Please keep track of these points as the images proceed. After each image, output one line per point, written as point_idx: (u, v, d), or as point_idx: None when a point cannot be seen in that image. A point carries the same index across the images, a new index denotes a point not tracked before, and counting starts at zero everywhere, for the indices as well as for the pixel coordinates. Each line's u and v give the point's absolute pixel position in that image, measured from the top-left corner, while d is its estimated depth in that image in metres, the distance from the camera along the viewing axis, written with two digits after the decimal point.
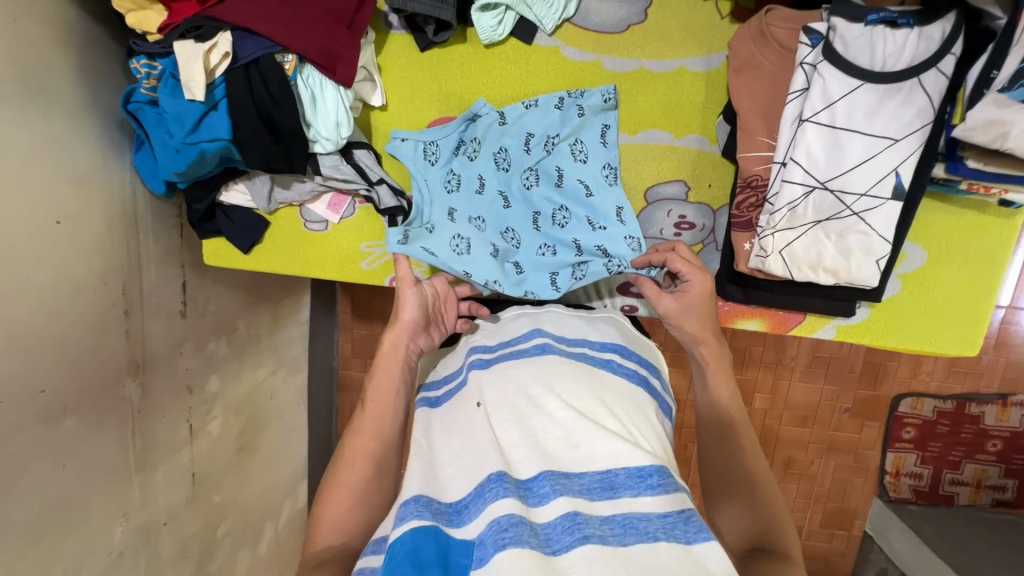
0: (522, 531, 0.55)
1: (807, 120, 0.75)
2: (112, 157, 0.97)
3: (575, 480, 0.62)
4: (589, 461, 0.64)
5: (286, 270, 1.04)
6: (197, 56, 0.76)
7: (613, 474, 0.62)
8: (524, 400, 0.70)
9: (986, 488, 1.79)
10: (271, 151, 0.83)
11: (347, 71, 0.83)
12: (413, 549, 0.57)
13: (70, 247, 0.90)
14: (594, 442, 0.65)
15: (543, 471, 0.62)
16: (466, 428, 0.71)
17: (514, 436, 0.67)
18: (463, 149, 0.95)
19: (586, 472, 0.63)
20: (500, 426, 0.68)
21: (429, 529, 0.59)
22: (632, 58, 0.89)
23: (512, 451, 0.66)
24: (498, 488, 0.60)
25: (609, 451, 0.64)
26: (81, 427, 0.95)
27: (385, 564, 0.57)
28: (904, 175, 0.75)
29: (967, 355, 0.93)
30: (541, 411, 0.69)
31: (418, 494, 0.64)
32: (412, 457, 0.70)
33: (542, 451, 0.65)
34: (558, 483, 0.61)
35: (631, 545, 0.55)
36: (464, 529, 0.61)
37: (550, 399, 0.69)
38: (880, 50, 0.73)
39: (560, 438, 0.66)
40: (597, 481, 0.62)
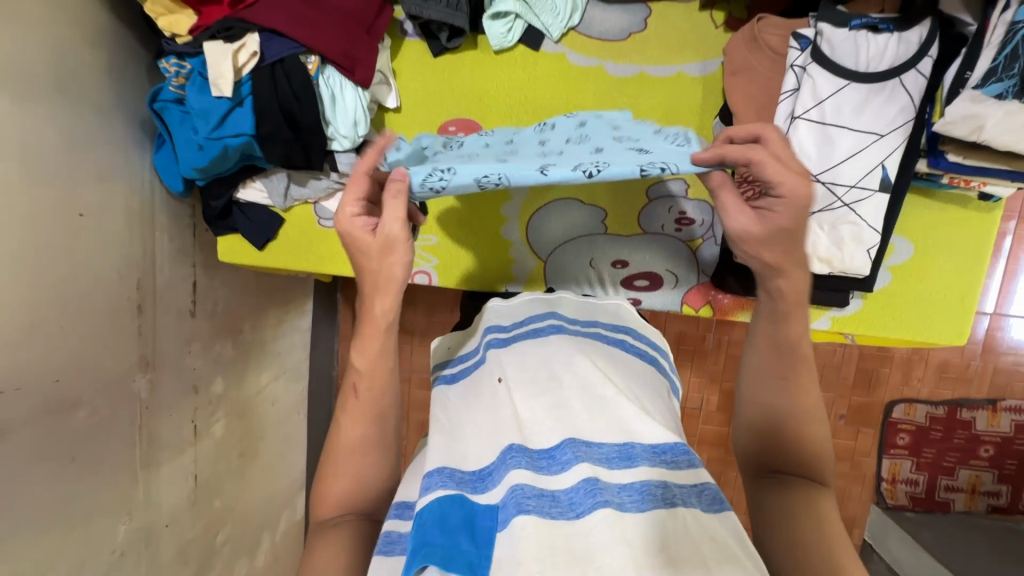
0: (541, 502, 0.59)
1: (799, 117, 0.81)
2: (135, 155, 1.00)
3: (595, 449, 0.64)
4: (606, 434, 0.66)
5: (299, 267, 1.06)
6: (226, 55, 0.81)
7: (630, 446, 0.64)
8: (545, 375, 0.73)
9: (981, 494, 1.81)
10: (291, 147, 0.88)
11: (366, 73, 0.89)
12: (440, 515, 0.60)
13: (91, 240, 0.92)
14: (611, 415, 0.68)
15: (565, 440, 0.65)
16: (486, 402, 0.74)
17: (536, 410, 0.69)
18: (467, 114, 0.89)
19: (605, 442, 0.65)
20: (521, 401, 0.71)
21: (453, 498, 0.62)
22: (633, 63, 0.95)
23: (530, 423, 0.68)
24: (517, 457, 0.64)
25: (625, 426, 0.67)
26: (92, 420, 0.96)
27: (413, 529, 0.59)
28: (889, 169, 0.80)
29: (956, 345, 0.96)
30: (559, 385, 0.72)
31: (442, 466, 0.66)
32: (433, 435, 0.72)
33: (561, 422, 0.67)
34: (581, 451, 0.64)
35: (648, 511, 0.57)
36: (488, 494, 0.63)
37: (569, 373, 0.73)
38: (864, 52, 0.79)
39: (579, 410, 0.69)
40: (615, 451, 0.64)
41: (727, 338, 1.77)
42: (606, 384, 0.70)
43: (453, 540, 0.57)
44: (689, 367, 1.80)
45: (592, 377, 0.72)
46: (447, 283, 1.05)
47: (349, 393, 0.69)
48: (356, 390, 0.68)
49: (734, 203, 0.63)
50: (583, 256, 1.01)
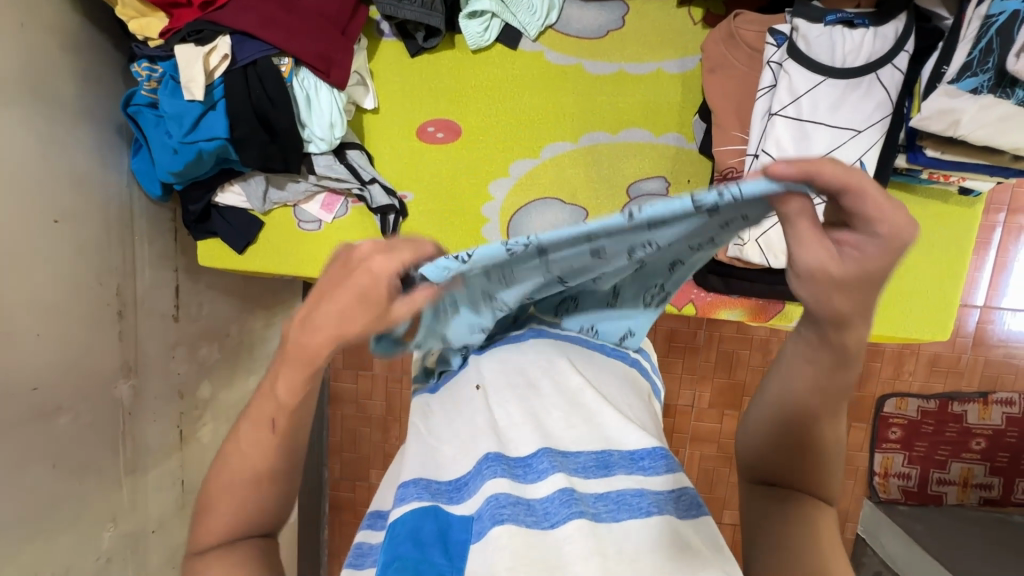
0: (518, 509, 0.58)
1: (776, 114, 0.79)
2: (111, 160, 1.00)
3: (570, 459, 0.65)
4: (583, 442, 0.67)
5: (280, 270, 1.05)
6: (198, 58, 0.80)
7: (607, 453, 0.65)
8: (524, 382, 0.73)
9: (973, 486, 1.80)
10: (267, 149, 0.86)
11: (341, 74, 0.88)
12: (413, 528, 0.60)
13: (70, 246, 0.92)
14: (592, 423, 0.68)
15: (541, 448, 0.65)
16: (463, 406, 0.75)
17: (515, 417, 0.70)
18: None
19: (583, 451, 0.66)
20: (498, 408, 0.72)
21: (426, 510, 0.63)
22: (611, 61, 0.95)
23: (509, 430, 0.69)
24: (495, 468, 0.63)
25: (603, 435, 0.67)
26: (74, 426, 0.96)
27: (386, 541, 0.60)
28: (867, 165, 0.79)
29: (940, 340, 0.97)
30: (537, 393, 0.73)
31: (417, 477, 0.67)
32: (407, 444, 0.73)
33: (540, 430, 0.68)
34: (557, 460, 0.63)
35: (623, 521, 0.58)
36: (462, 506, 0.64)
37: (549, 379, 0.73)
38: (840, 48, 0.78)
39: (558, 418, 0.69)
40: (593, 459, 0.65)
41: (718, 335, 1.76)
42: (587, 390, 0.71)
43: (423, 554, 0.58)
44: (680, 364, 1.79)
45: (570, 383, 0.73)
46: None
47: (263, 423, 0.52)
48: (274, 427, 0.51)
49: (815, 237, 0.41)
50: None
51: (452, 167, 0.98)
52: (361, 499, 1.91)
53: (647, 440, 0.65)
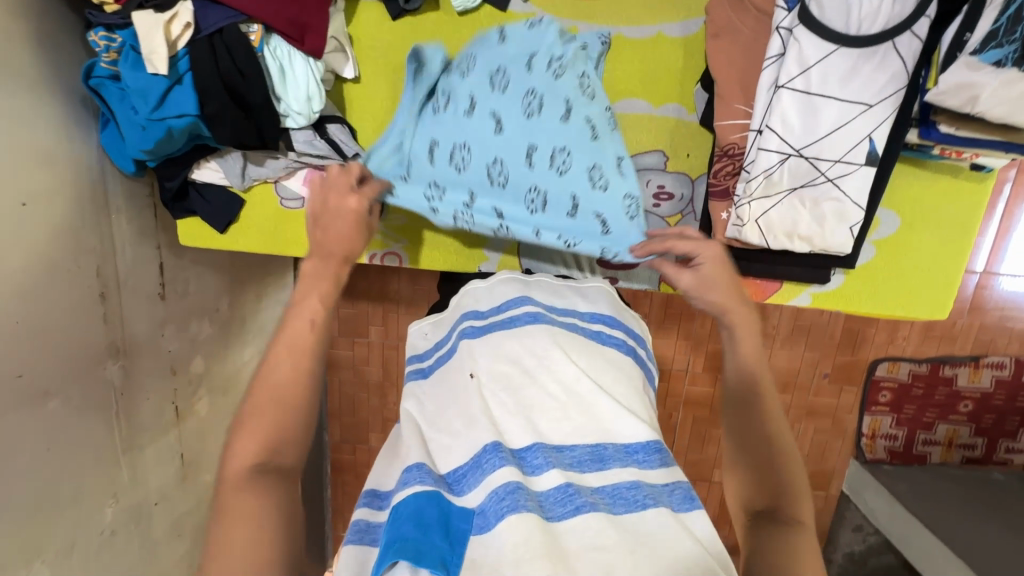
0: (519, 497, 0.62)
1: (783, 86, 0.74)
2: (78, 135, 0.94)
3: (565, 454, 0.69)
4: (579, 435, 0.71)
5: (267, 249, 1.02)
6: (158, 26, 0.73)
7: (602, 448, 0.70)
8: (520, 372, 0.76)
9: (956, 446, 1.87)
10: (241, 126, 0.81)
11: (317, 42, 0.81)
12: (416, 509, 0.63)
13: (42, 230, 0.88)
14: (588, 414, 0.73)
15: (535, 443, 0.70)
16: (459, 394, 0.77)
17: (509, 408, 0.73)
18: (461, 70, 0.85)
19: (578, 444, 0.70)
20: (493, 397, 0.75)
21: (429, 493, 0.65)
22: (610, 25, 0.87)
23: (505, 422, 0.72)
24: (496, 459, 0.67)
25: (597, 426, 0.72)
26: (66, 409, 0.96)
27: (390, 521, 0.63)
28: (877, 142, 0.76)
29: (938, 319, 0.95)
30: (533, 382, 0.76)
31: (421, 462, 0.70)
32: (406, 431, 0.76)
33: (534, 425, 0.72)
34: (553, 456, 0.68)
35: (621, 514, 0.62)
36: (462, 498, 0.67)
37: (544, 371, 0.76)
38: (856, 13, 0.71)
39: (553, 410, 0.73)
40: (587, 453, 0.69)
41: None
42: (583, 380, 0.75)
43: (426, 534, 0.60)
44: (675, 331, 1.79)
45: (563, 372, 0.76)
46: (417, 263, 1.02)
47: (304, 324, 0.68)
48: (315, 322, 0.68)
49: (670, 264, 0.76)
50: None
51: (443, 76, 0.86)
52: (362, 461, 1.96)
53: (642, 436, 0.71)
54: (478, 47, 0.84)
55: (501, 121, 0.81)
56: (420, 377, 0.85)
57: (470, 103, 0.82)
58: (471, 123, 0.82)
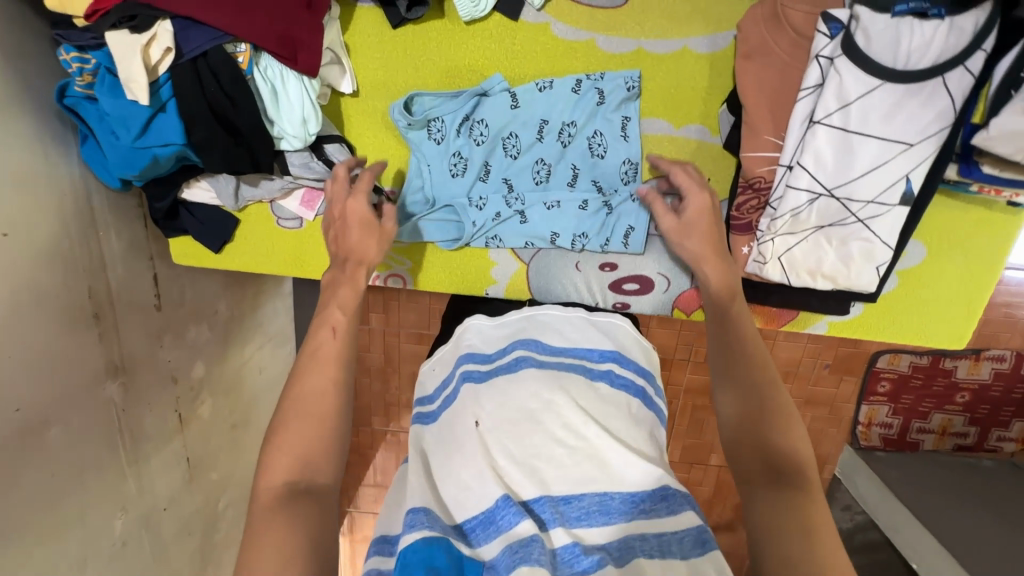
0: (534, 549, 0.61)
1: (818, 122, 0.69)
2: (58, 154, 0.88)
3: (570, 506, 0.69)
4: (585, 483, 0.70)
5: (265, 269, 0.98)
6: (134, 52, 0.66)
7: (609, 498, 0.69)
8: (524, 416, 0.74)
9: (950, 434, 1.89)
10: (231, 153, 0.75)
11: (311, 60, 0.74)
12: (426, 556, 0.61)
13: (28, 260, 0.84)
14: (595, 463, 0.71)
15: (541, 496, 0.69)
16: (461, 444, 0.74)
17: (514, 456, 0.71)
18: (473, 136, 0.86)
19: (585, 493, 0.69)
20: (498, 445, 0.73)
21: (438, 540, 0.64)
22: (630, 38, 0.80)
23: (509, 473, 0.71)
24: (509, 514, 0.66)
25: (604, 473, 0.71)
26: (66, 434, 0.94)
27: (399, 567, 0.61)
28: (913, 182, 0.71)
29: (954, 348, 0.93)
30: (540, 427, 0.73)
31: (425, 505, 0.69)
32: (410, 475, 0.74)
33: (540, 475, 0.70)
34: (559, 510, 0.68)
35: (630, 565, 0.62)
36: (476, 548, 0.67)
37: (551, 415, 0.74)
38: (905, 44, 0.65)
39: (559, 457, 0.71)
40: (595, 504, 0.69)
41: None
42: (590, 426, 0.73)
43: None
44: (679, 322, 1.77)
45: (566, 415, 0.74)
46: (422, 285, 0.96)
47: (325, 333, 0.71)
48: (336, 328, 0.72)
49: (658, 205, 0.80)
50: (568, 260, 0.93)
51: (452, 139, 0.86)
52: (364, 443, 1.98)
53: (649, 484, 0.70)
54: (489, 114, 0.85)
55: (514, 186, 0.88)
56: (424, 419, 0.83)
57: (484, 170, 0.88)
58: (485, 188, 0.88)
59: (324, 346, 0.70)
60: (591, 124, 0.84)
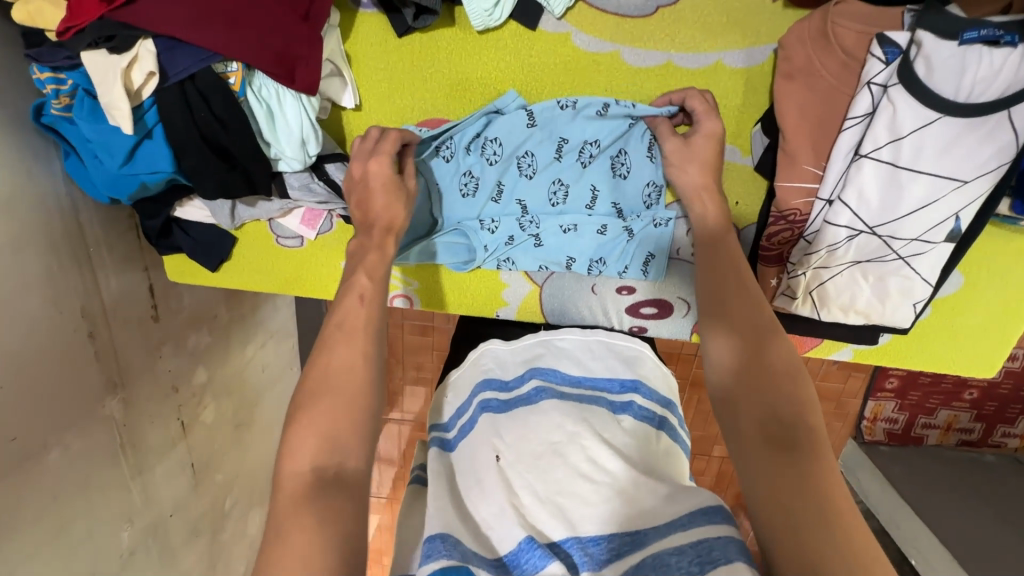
0: None
1: (865, 156, 0.64)
2: (41, 170, 0.82)
3: (601, 547, 0.61)
4: (616, 521, 0.62)
5: (264, 287, 0.93)
6: (114, 76, 0.59)
7: (643, 535, 0.60)
8: (548, 450, 0.68)
9: (954, 430, 1.89)
10: (226, 179, 0.69)
11: (309, 77, 0.67)
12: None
13: (15, 285, 0.79)
14: (625, 497, 0.63)
15: (569, 538, 0.62)
16: (480, 479, 0.68)
17: (536, 492, 0.65)
18: (487, 155, 0.80)
19: (615, 533, 0.62)
20: (520, 480, 0.66)
21: (458, 570, 0.56)
22: (659, 50, 0.73)
23: (533, 512, 0.64)
24: (535, 557, 0.59)
25: (635, 511, 0.62)
26: (66, 456, 0.92)
27: None
28: (962, 221, 0.66)
29: (983, 376, 0.90)
30: (563, 462, 0.67)
31: (444, 532, 0.61)
32: (432, 498, 0.67)
33: (565, 513, 0.64)
34: (588, 552, 0.60)
35: None
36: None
37: (575, 449, 0.67)
38: (970, 75, 0.58)
39: (586, 493, 0.64)
40: (626, 542, 0.60)
41: None
42: (616, 459, 0.66)
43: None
44: None
45: (594, 449, 0.67)
46: (430, 306, 0.93)
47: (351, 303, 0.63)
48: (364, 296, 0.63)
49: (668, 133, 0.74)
50: (583, 283, 0.88)
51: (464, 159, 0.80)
52: None
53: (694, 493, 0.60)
54: (503, 131, 0.78)
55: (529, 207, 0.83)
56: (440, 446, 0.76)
57: (498, 189, 0.82)
58: (499, 208, 0.83)
59: (350, 314, 0.62)
60: (616, 143, 0.78)
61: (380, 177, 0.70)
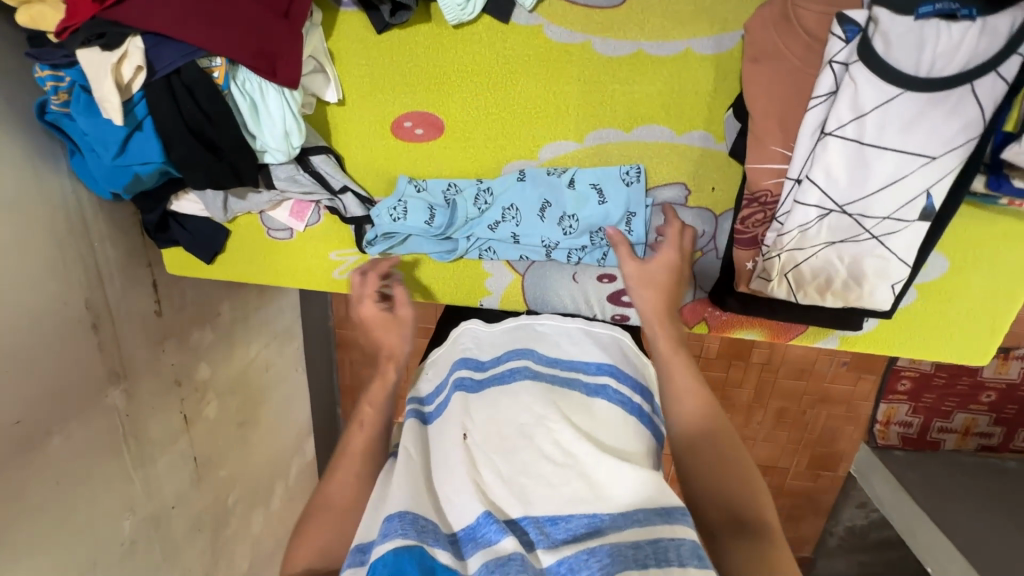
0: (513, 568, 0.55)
1: (830, 134, 0.64)
2: (48, 169, 0.87)
3: (558, 527, 0.62)
4: (575, 502, 0.64)
5: (256, 279, 0.97)
6: (105, 70, 0.63)
7: (599, 519, 0.62)
8: (515, 432, 0.70)
9: (973, 435, 1.76)
10: (213, 168, 0.72)
11: (290, 71, 0.70)
12: (396, 570, 0.55)
13: (20, 275, 0.84)
14: (586, 480, 0.66)
15: (525, 516, 0.63)
16: (446, 456, 0.70)
17: (499, 472, 0.67)
18: (478, 205, 0.85)
19: (574, 513, 0.63)
20: (485, 462, 0.68)
21: (411, 550, 0.57)
22: (629, 39, 0.74)
23: (494, 490, 0.66)
24: (490, 531, 0.60)
25: (595, 493, 0.65)
26: (69, 443, 0.96)
27: None
28: (935, 198, 0.65)
29: (976, 364, 0.88)
30: (529, 443, 0.69)
31: (404, 510, 0.61)
32: (405, 463, 0.69)
33: (526, 493, 0.65)
34: (545, 531, 0.62)
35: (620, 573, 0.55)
36: (461, 562, 0.60)
37: (543, 432, 0.69)
38: (930, 49, 0.59)
39: (550, 474, 0.66)
40: (584, 525, 0.62)
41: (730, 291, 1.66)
42: (582, 444, 0.68)
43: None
44: None
45: (561, 431, 0.69)
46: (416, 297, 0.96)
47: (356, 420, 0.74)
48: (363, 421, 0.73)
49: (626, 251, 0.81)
50: (564, 272, 0.90)
51: (437, 170, 0.86)
52: None
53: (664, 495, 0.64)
54: (494, 182, 0.86)
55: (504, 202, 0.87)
56: (417, 418, 0.78)
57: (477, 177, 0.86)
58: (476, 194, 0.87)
59: (351, 442, 0.72)
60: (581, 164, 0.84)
61: (375, 319, 0.81)
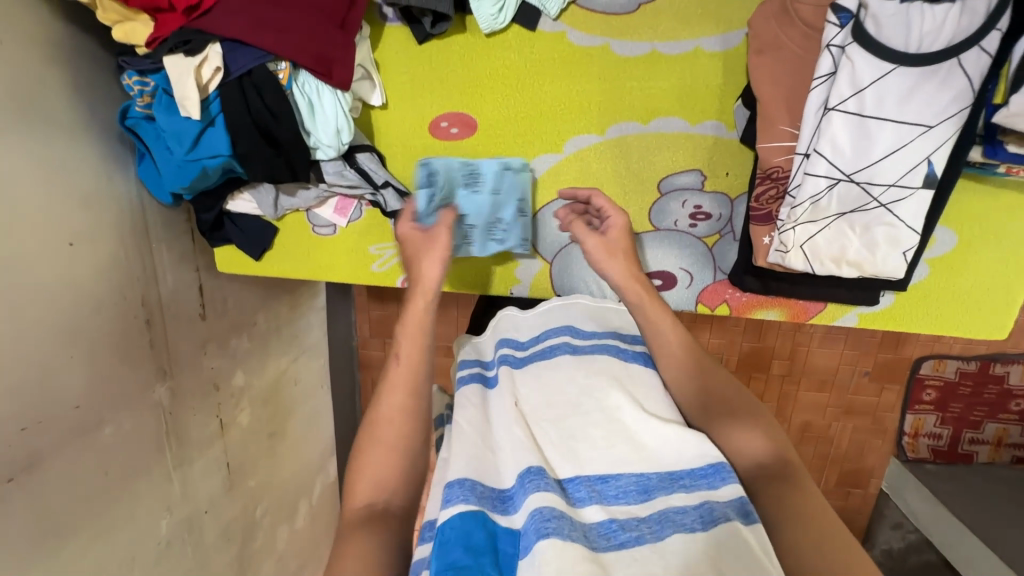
0: (563, 523, 0.56)
1: (832, 109, 0.70)
2: (119, 174, 0.96)
3: (607, 486, 0.65)
4: (623, 465, 0.66)
5: (298, 275, 1.04)
6: (188, 72, 0.73)
7: (647, 477, 0.65)
8: (563, 402, 0.73)
9: (1007, 446, 1.68)
10: (273, 163, 0.81)
11: (344, 74, 0.80)
12: (463, 533, 0.57)
13: (89, 268, 0.91)
14: (630, 442, 0.68)
15: (577, 476, 0.65)
16: (497, 422, 0.72)
17: (551, 436, 0.70)
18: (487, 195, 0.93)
19: (621, 473, 0.66)
20: (537, 428, 0.71)
21: (477, 515, 0.59)
22: (644, 40, 0.83)
23: (546, 450, 0.69)
24: (537, 479, 0.62)
25: (639, 455, 0.67)
26: (118, 434, 1.00)
27: (437, 547, 0.57)
28: (936, 164, 0.71)
29: (995, 339, 0.91)
30: (576, 411, 0.72)
31: (464, 477, 0.63)
32: (464, 427, 0.71)
33: (573, 452, 0.68)
34: (596, 489, 0.64)
35: (668, 538, 0.58)
36: (510, 516, 0.62)
37: (587, 400, 0.73)
38: (917, 29, 0.66)
39: (597, 438, 0.69)
40: (633, 484, 0.64)
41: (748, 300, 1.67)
42: (624, 406, 0.71)
43: (478, 561, 0.55)
44: (708, 329, 1.69)
45: (609, 397, 0.73)
46: (450, 286, 1.03)
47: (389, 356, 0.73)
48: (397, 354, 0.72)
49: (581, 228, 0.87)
50: None
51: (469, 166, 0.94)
52: None
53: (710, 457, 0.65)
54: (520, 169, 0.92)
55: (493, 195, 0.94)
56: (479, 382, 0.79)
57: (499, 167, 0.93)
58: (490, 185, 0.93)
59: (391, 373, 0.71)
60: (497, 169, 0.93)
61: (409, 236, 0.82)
